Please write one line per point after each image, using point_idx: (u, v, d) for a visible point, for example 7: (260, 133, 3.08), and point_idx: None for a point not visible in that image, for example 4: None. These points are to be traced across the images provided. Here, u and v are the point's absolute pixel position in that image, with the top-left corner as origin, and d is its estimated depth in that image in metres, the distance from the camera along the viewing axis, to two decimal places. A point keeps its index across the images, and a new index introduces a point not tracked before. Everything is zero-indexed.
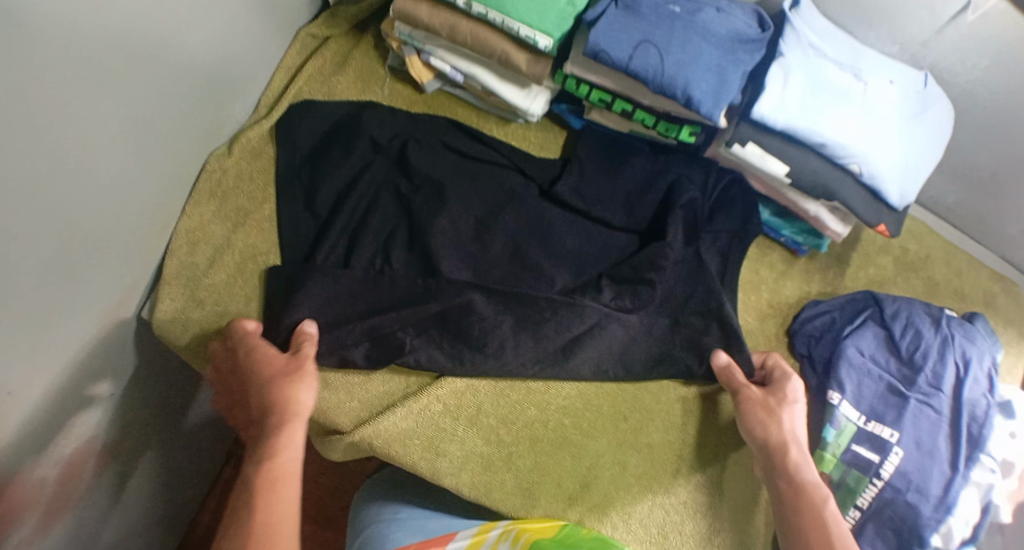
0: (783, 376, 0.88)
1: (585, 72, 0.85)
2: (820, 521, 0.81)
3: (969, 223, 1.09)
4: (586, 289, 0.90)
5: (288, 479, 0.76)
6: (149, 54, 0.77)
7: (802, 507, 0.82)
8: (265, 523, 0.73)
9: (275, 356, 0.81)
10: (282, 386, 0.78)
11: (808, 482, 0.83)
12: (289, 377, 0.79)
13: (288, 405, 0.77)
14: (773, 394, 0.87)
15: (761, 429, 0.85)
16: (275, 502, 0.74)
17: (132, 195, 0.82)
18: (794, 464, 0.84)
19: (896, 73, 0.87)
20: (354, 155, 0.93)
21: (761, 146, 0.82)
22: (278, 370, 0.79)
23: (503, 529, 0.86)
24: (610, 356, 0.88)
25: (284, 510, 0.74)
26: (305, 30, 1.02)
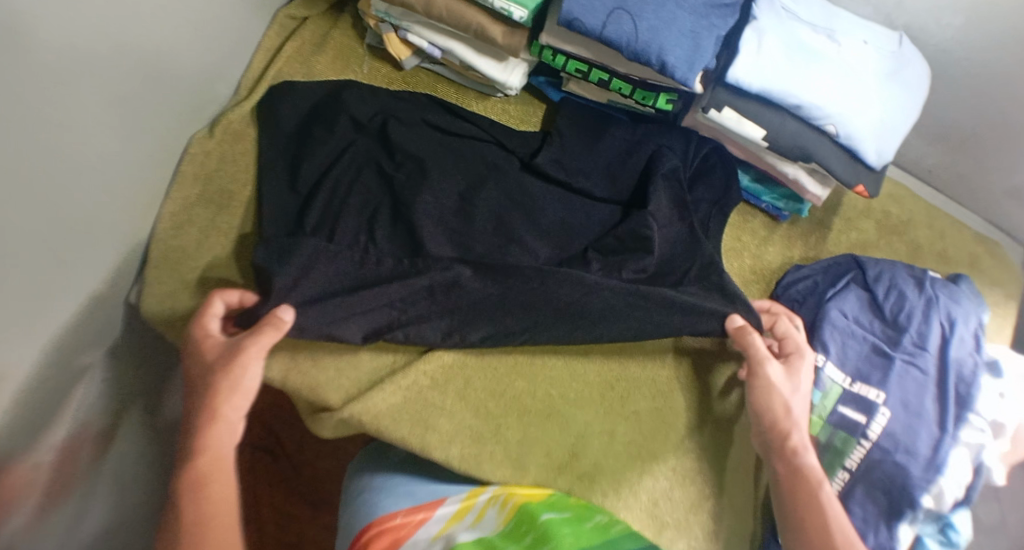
0: (799, 351, 0.86)
1: (561, 43, 0.86)
2: (816, 505, 0.78)
3: (951, 185, 1.10)
4: (573, 263, 0.90)
5: (215, 477, 0.74)
6: (128, 33, 0.78)
7: (798, 491, 0.79)
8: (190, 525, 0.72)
9: (213, 345, 0.77)
10: (214, 379, 0.75)
11: (807, 465, 0.80)
12: (220, 367, 0.75)
13: (219, 398, 0.74)
14: (790, 371, 0.85)
15: (771, 408, 0.83)
16: (206, 501, 0.73)
17: (116, 177, 0.83)
18: (797, 446, 0.81)
19: (870, 34, 0.88)
20: (335, 135, 0.93)
21: (738, 110, 0.83)
22: (205, 365, 0.76)
23: (492, 494, 0.85)
24: (606, 323, 0.85)
25: (215, 507, 0.73)
26: (283, 12, 1.03)
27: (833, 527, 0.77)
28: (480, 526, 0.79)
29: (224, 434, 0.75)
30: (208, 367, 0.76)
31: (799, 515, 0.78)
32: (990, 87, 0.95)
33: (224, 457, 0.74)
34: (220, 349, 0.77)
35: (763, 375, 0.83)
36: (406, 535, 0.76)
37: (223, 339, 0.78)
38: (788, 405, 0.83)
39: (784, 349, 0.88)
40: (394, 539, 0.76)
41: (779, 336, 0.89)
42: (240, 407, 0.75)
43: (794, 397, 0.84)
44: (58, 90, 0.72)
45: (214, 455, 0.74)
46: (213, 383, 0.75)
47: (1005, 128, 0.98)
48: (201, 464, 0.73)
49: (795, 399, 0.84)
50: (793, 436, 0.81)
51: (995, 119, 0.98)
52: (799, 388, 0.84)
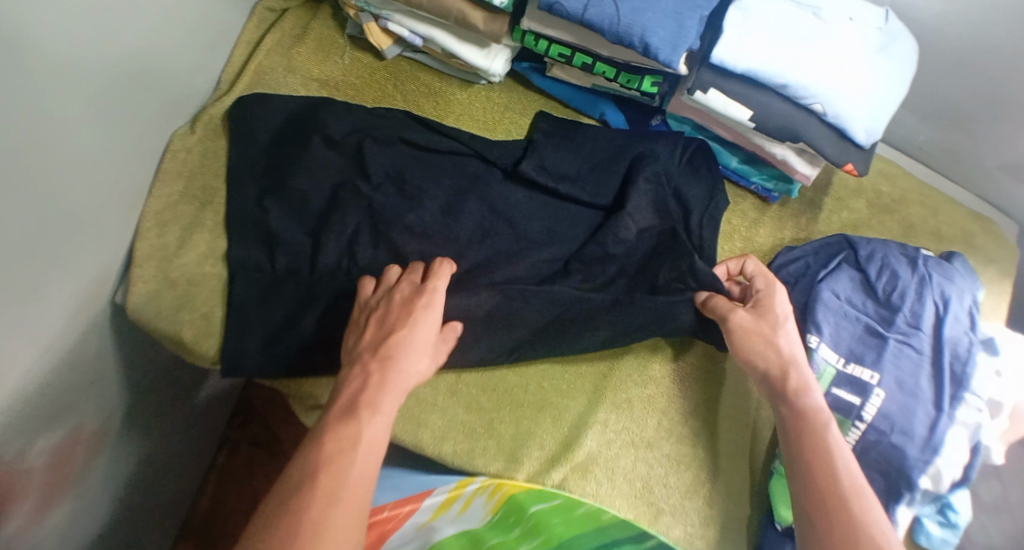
0: (767, 288, 0.85)
1: (542, 27, 0.85)
2: (825, 444, 0.75)
3: (942, 161, 1.08)
4: (557, 277, 0.89)
5: (371, 445, 0.67)
6: (103, 30, 0.77)
7: (806, 433, 0.77)
8: (329, 484, 0.64)
9: (415, 325, 0.75)
10: (416, 356, 0.74)
11: (809, 407, 0.78)
12: (421, 346, 0.74)
13: (412, 372, 0.73)
14: (762, 314, 0.83)
15: (763, 353, 0.81)
16: (344, 475, 0.65)
17: (97, 179, 0.81)
18: (796, 386, 0.79)
19: (857, 9, 0.86)
20: (310, 154, 0.90)
21: (722, 91, 0.82)
22: (419, 339, 0.75)
23: (480, 484, 0.84)
24: (590, 338, 0.85)
25: (358, 472, 0.65)
26: (263, 5, 1.01)
27: (838, 465, 0.74)
28: (466, 518, 0.79)
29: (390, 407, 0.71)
30: (411, 340, 0.74)
31: (808, 460, 0.75)
32: (982, 61, 0.93)
33: (379, 438, 0.68)
34: (429, 328, 0.76)
35: (731, 322, 0.83)
36: (392, 529, 0.79)
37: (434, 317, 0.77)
38: (775, 344, 0.82)
39: (754, 290, 0.86)
40: (381, 531, 0.79)
41: (748, 277, 0.88)
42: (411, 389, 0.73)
43: (776, 337, 0.82)
44: (34, 86, 0.70)
45: (368, 430, 0.68)
46: (407, 361, 0.73)
47: (998, 103, 0.97)
48: (357, 431, 0.67)
49: (782, 339, 0.82)
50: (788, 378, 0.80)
51: (986, 94, 0.97)
52: (781, 328, 0.83)
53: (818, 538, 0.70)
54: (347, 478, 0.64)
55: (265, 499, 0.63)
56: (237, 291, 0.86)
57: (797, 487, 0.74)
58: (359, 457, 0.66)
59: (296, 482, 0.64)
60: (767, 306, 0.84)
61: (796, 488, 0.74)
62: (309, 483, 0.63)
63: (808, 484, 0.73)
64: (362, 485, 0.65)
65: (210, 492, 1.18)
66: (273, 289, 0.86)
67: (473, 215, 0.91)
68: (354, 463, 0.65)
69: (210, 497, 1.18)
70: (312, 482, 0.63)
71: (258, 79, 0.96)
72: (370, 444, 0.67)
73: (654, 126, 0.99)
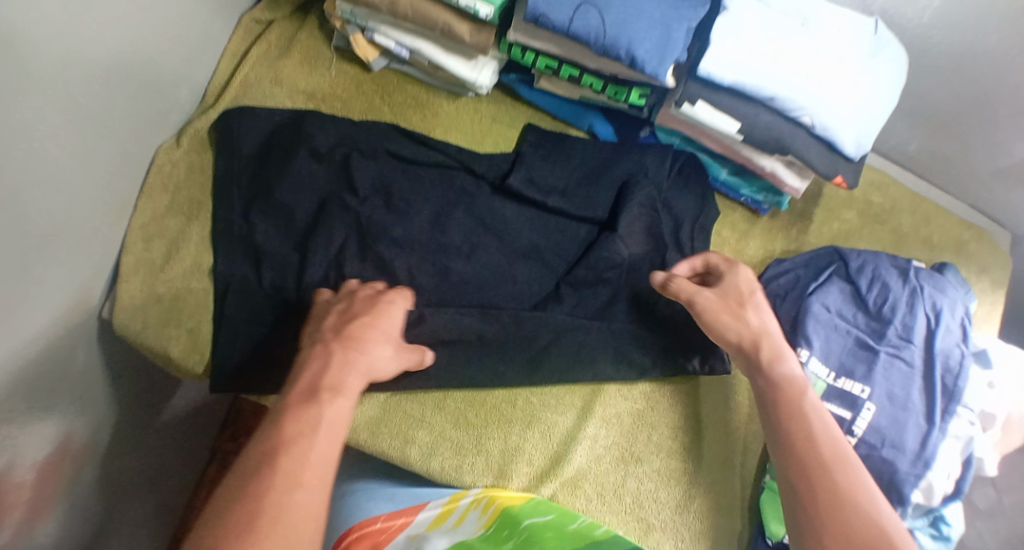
0: (729, 267, 0.84)
1: (528, 39, 0.84)
2: (803, 414, 0.74)
3: (933, 169, 1.08)
4: (548, 302, 0.89)
5: (335, 425, 0.67)
6: (86, 46, 0.76)
7: (784, 402, 0.75)
8: (292, 467, 0.62)
9: (380, 316, 0.77)
10: (379, 341, 0.76)
11: (784, 375, 0.77)
12: (383, 332, 0.77)
13: (372, 351, 0.74)
14: (728, 293, 0.82)
15: (734, 330, 0.80)
16: (308, 456, 0.63)
17: (82, 194, 0.81)
18: (769, 357, 0.78)
19: (846, 19, 0.85)
20: (295, 168, 0.90)
21: (710, 103, 0.82)
22: (383, 329, 0.77)
23: (473, 498, 0.82)
24: (576, 359, 0.87)
25: (320, 453, 0.64)
26: (248, 16, 1.00)
27: (817, 431, 0.72)
28: (460, 530, 0.77)
29: (351, 388, 0.71)
30: (374, 328, 0.76)
31: (787, 428, 0.73)
32: (972, 71, 0.92)
33: (339, 417, 0.68)
34: (387, 320, 0.78)
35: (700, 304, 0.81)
36: (385, 541, 0.75)
37: (399, 311, 0.80)
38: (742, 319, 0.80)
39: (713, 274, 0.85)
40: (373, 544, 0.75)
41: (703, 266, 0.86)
42: (373, 369, 0.74)
43: (743, 313, 0.81)
44: (14, 105, 0.69)
45: (330, 410, 0.67)
46: (371, 347, 0.74)
47: (988, 112, 0.96)
48: (317, 412, 0.67)
49: (752, 314, 0.81)
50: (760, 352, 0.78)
51: (976, 103, 0.96)
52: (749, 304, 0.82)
53: (804, 509, 0.67)
54: (308, 457, 0.63)
55: (220, 481, 0.61)
56: (222, 307, 0.85)
57: (778, 459, 0.72)
58: (321, 437, 0.65)
59: (255, 466, 0.62)
60: (734, 282, 0.83)
61: (778, 458, 0.72)
62: (272, 466, 0.62)
63: (790, 453, 0.71)
64: (325, 464, 0.64)
65: (199, 505, 1.17)
66: (260, 305, 0.86)
67: (461, 228, 0.91)
68: (315, 444, 0.64)
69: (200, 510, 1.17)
70: (274, 465, 0.62)
71: (244, 92, 0.96)
72: (333, 424, 0.67)
73: (643, 138, 0.98)
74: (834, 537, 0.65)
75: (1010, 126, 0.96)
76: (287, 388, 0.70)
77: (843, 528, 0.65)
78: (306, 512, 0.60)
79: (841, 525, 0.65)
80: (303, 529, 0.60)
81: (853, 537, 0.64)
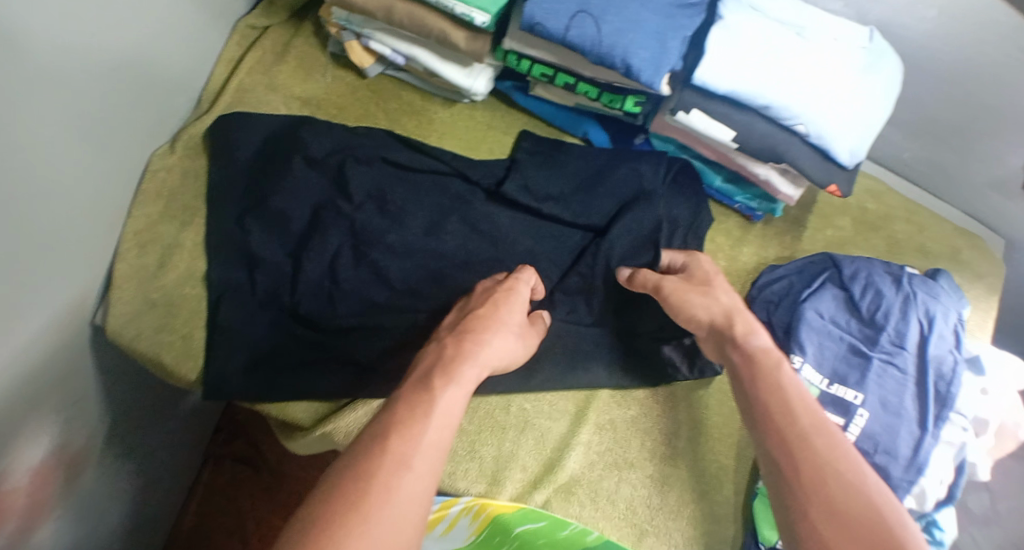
0: (691, 256, 0.87)
1: (524, 47, 0.85)
2: (777, 384, 0.72)
3: (926, 177, 1.08)
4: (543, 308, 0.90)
5: (447, 410, 0.66)
6: (81, 51, 0.75)
7: (760, 375, 0.73)
8: (404, 448, 0.62)
9: (497, 309, 0.78)
10: (490, 331, 0.76)
11: (758, 349, 0.76)
12: (499, 323, 0.77)
13: (485, 339, 0.75)
14: (693, 277, 0.84)
15: (703, 306, 0.81)
16: (427, 440, 0.63)
17: (76, 200, 0.80)
18: (743, 332, 0.78)
19: (841, 28, 0.85)
20: (290, 175, 0.90)
21: (705, 112, 0.83)
22: (496, 319, 0.77)
23: (464, 505, 0.83)
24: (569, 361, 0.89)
25: (433, 435, 0.64)
26: (243, 22, 0.99)
27: (794, 402, 0.71)
28: (450, 538, 0.80)
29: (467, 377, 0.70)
30: (492, 323, 0.77)
31: (764, 399, 0.71)
32: (968, 80, 0.92)
33: (456, 406, 0.68)
34: (506, 315, 0.78)
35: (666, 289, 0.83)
36: None
37: (519, 306, 0.80)
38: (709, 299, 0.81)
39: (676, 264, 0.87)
40: None
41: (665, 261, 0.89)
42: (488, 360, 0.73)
43: (711, 291, 0.82)
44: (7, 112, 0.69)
45: (443, 398, 0.67)
46: (488, 339, 0.74)
47: (985, 121, 0.96)
48: (434, 398, 0.66)
49: (720, 292, 0.82)
50: (732, 326, 0.78)
51: (972, 112, 0.96)
52: (713, 284, 0.83)
53: (788, 482, 0.66)
54: (420, 441, 0.63)
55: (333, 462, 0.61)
56: (217, 313, 0.85)
57: (756, 431, 0.70)
58: (433, 423, 0.64)
59: (368, 445, 0.62)
60: (696, 267, 0.85)
61: (755, 431, 0.70)
62: (383, 446, 0.62)
63: (768, 424, 0.70)
64: (436, 450, 0.63)
65: (194, 508, 1.17)
66: (256, 311, 0.86)
67: (457, 234, 0.91)
68: (429, 430, 0.64)
69: (195, 513, 1.17)
70: (385, 444, 0.62)
71: (239, 98, 0.95)
72: (449, 412, 0.66)
73: (637, 145, 0.98)
74: (818, 509, 0.63)
75: (1006, 135, 0.96)
76: (405, 381, 0.70)
77: (826, 500, 0.63)
78: (415, 493, 0.59)
79: (824, 497, 0.63)
80: (408, 511, 0.58)
81: (837, 510, 0.62)
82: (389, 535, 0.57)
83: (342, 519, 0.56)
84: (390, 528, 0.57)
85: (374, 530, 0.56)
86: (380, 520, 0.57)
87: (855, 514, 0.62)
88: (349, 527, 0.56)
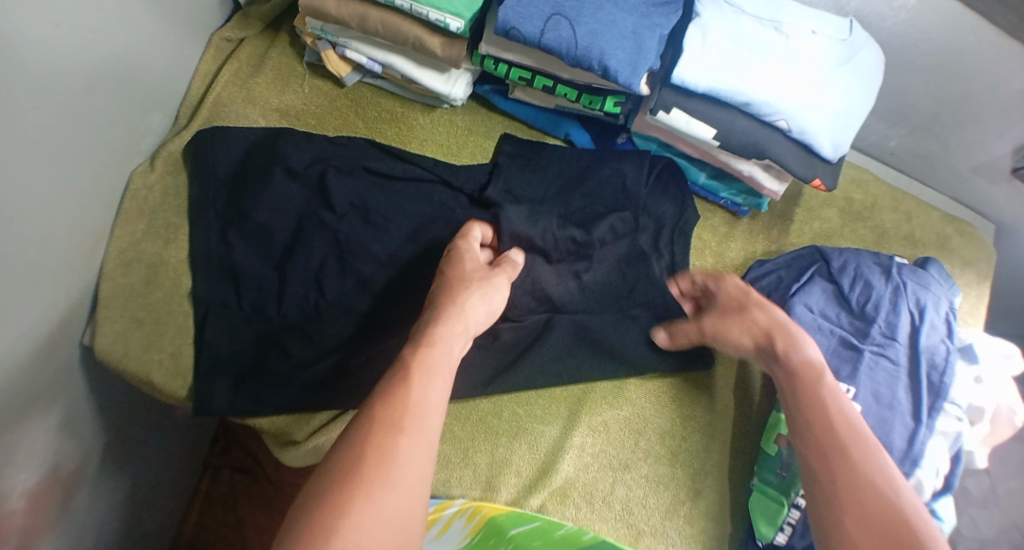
0: (720, 277, 0.86)
1: (500, 51, 0.84)
2: (820, 398, 0.73)
3: (912, 164, 1.08)
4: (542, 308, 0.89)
5: (438, 370, 0.68)
6: (55, 73, 0.75)
7: (805, 386, 0.74)
8: (393, 412, 0.64)
9: (462, 264, 0.80)
10: (464, 286, 0.77)
11: (799, 363, 0.76)
12: (475, 278, 0.78)
13: (464, 297, 0.76)
14: (727, 305, 0.83)
15: (742, 330, 0.81)
16: (419, 401, 0.65)
17: (59, 222, 0.79)
18: (784, 347, 0.78)
19: (820, 21, 0.84)
20: (271, 188, 0.89)
21: (684, 110, 0.82)
22: (468, 274, 0.79)
23: (458, 507, 0.83)
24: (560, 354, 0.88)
25: (421, 394, 0.66)
26: (218, 35, 0.99)
27: (835, 416, 0.71)
28: (446, 540, 0.79)
29: (450, 335, 0.72)
30: (463, 281, 0.78)
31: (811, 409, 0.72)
32: (951, 69, 0.91)
33: (441, 362, 0.69)
34: (477, 271, 0.80)
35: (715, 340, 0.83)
36: None
37: (477, 257, 0.82)
38: (753, 325, 0.81)
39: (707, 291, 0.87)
40: None
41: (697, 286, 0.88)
42: (476, 316, 0.76)
43: (748, 317, 0.81)
44: None
45: (428, 358, 0.69)
46: (465, 298, 0.76)
47: (968, 108, 0.95)
48: (418, 361, 0.68)
49: (757, 312, 0.81)
50: (773, 344, 0.79)
51: (953, 101, 0.95)
52: (749, 309, 0.82)
53: (822, 489, 0.66)
54: (409, 403, 0.65)
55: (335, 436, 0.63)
56: (203, 330, 0.85)
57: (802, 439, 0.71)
58: (419, 383, 0.66)
59: (359, 415, 0.64)
60: (725, 294, 0.84)
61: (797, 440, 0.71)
62: (370, 413, 0.64)
63: (808, 435, 0.71)
64: (426, 409, 0.65)
65: (193, 521, 1.17)
66: (242, 326, 0.86)
67: (441, 241, 0.90)
68: (418, 392, 0.66)
69: (194, 526, 1.17)
70: (371, 411, 0.64)
71: (217, 111, 0.95)
72: (439, 373, 0.68)
73: (620, 145, 0.98)
74: (849, 510, 0.64)
75: (990, 122, 0.95)
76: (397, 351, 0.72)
77: (858, 503, 0.64)
78: (413, 455, 0.62)
79: (858, 501, 0.64)
80: (408, 473, 0.61)
81: (868, 512, 0.63)
82: (393, 500, 0.59)
83: (343, 489, 0.59)
84: (390, 489, 0.59)
85: (378, 494, 0.59)
86: (382, 486, 0.59)
87: (884, 510, 0.63)
88: (351, 496, 0.58)
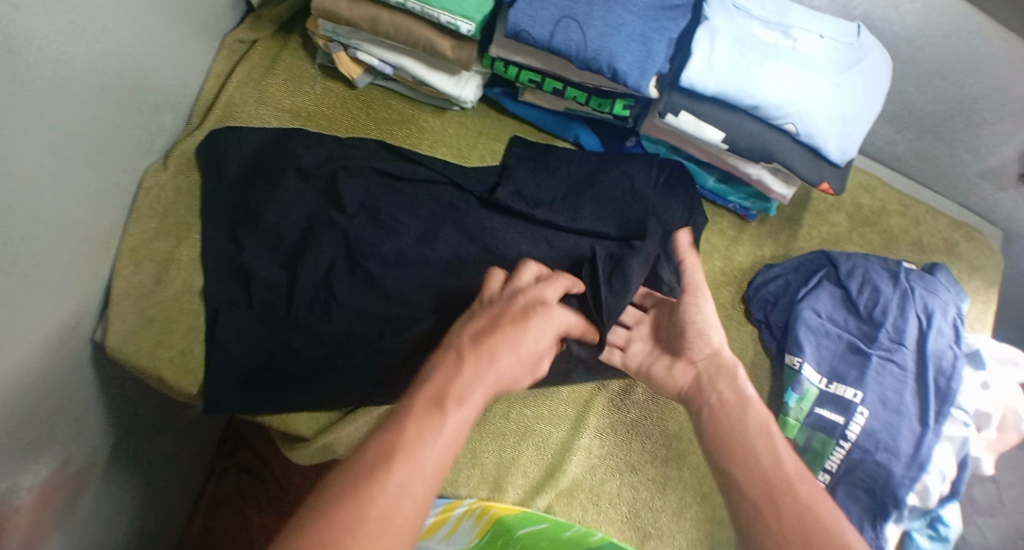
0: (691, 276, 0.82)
1: (510, 54, 0.85)
2: (764, 430, 0.70)
3: (920, 170, 1.08)
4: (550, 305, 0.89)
5: (458, 438, 0.62)
6: (73, 69, 0.76)
7: (741, 424, 0.71)
8: (399, 478, 0.58)
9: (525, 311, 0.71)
10: (526, 333, 0.70)
11: (748, 396, 0.73)
12: (535, 328, 0.70)
13: (515, 350, 0.68)
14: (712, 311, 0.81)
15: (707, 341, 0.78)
16: (412, 465, 0.59)
17: (72, 217, 0.80)
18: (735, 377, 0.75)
19: (827, 26, 0.85)
20: (282, 187, 0.90)
21: (693, 113, 0.82)
22: (534, 320, 0.71)
23: (467, 508, 0.84)
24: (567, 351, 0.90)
25: (436, 463, 0.60)
26: (231, 36, 1.00)
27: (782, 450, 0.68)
28: (453, 541, 0.78)
29: (480, 396, 0.65)
30: (520, 331, 0.69)
31: (749, 444, 0.69)
32: (954, 75, 0.92)
33: (462, 428, 0.63)
34: (518, 310, 0.71)
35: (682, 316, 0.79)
36: None
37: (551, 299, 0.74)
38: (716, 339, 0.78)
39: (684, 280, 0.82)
40: None
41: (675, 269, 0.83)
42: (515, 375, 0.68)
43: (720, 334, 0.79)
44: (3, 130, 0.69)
45: (451, 423, 0.62)
46: (515, 352, 0.68)
47: (976, 113, 0.96)
48: (441, 423, 0.61)
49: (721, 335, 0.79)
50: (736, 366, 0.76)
51: (962, 106, 0.96)
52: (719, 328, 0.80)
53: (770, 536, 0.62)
54: (420, 469, 0.59)
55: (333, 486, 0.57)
56: (213, 328, 0.85)
57: (732, 470, 0.68)
58: (436, 447, 0.60)
59: (365, 467, 0.58)
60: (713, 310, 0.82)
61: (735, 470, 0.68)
62: (380, 473, 0.58)
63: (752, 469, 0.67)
64: (432, 479, 0.59)
65: (200, 521, 1.17)
66: (249, 325, 0.86)
67: (451, 242, 0.91)
68: (432, 456, 0.60)
69: (201, 526, 1.17)
70: (383, 470, 0.58)
71: (230, 113, 0.96)
72: (453, 434, 0.61)
73: (629, 148, 0.98)
74: None
75: (997, 127, 0.96)
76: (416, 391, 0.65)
77: None
78: (407, 527, 0.57)
79: None
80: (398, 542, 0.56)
81: None
82: None
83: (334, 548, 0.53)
84: None
85: None
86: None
87: None
88: None
